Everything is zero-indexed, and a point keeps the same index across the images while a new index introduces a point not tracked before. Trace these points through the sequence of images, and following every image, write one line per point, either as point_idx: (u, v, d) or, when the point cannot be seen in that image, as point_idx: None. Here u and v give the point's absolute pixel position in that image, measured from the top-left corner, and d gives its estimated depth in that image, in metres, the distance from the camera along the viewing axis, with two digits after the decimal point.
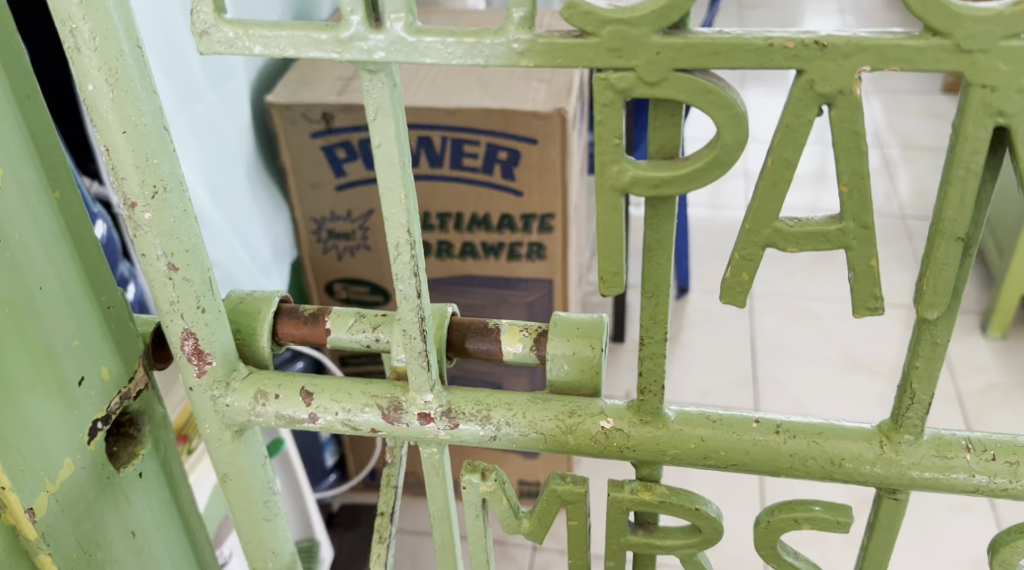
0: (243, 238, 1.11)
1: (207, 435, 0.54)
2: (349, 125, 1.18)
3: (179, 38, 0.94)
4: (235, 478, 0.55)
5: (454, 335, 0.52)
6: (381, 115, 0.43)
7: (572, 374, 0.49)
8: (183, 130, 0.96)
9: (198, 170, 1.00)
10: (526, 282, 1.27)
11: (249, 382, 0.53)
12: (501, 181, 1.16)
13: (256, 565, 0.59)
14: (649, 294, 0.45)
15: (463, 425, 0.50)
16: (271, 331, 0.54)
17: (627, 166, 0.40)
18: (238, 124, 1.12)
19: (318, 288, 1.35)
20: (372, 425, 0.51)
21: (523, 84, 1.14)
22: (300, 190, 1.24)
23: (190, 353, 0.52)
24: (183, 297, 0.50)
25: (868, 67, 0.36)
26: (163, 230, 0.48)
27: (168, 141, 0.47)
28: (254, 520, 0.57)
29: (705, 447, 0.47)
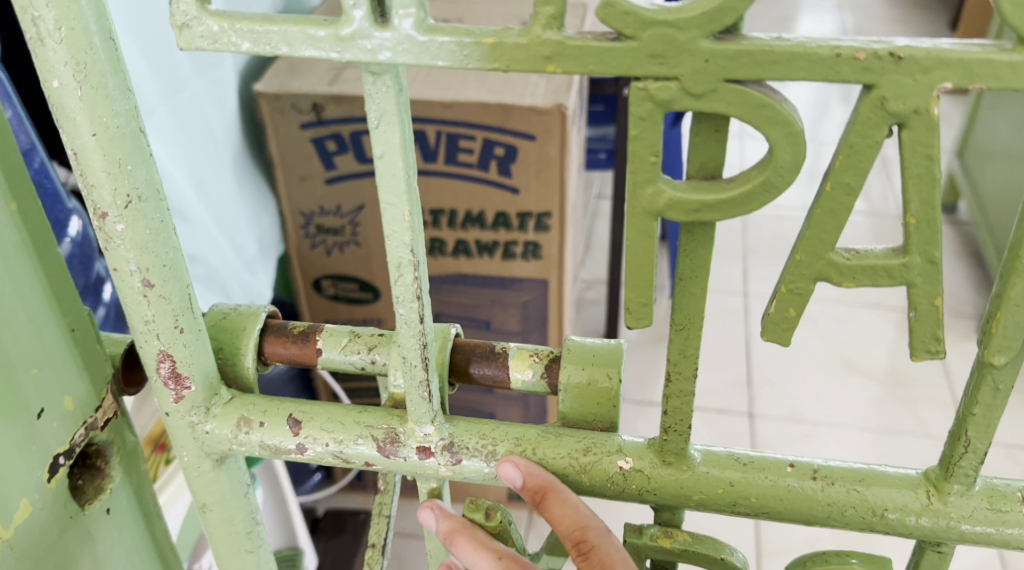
0: (228, 234, 1.06)
1: (184, 463, 0.51)
2: (340, 117, 1.14)
3: (161, 24, 0.91)
4: (215, 509, 0.52)
5: (457, 358, 0.50)
6: (384, 121, 0.40)
7: (587, 406, 0.49)
8: (166, 119, 0.92)
9: (181, 162, 0.95)
10: (521, 283, 1.29)
11: (234, 408, 0.49)
12: (498, 178, 1.17)
13: None
14: (679, 326, 0.44)
15: (467, 461, 0.48)
16: (260, 349, 0.51)
17: (663, 188, 0.39)
18: (224, 113, 1.07)
19: (306, 283, 1.33)
20: (366, 458, 0.49)
21: (522, 78, 1.14)
22: (287, 184, 1.21)
23: (166, 376, 0.48)
24: (159, 316, 0.46)
25: (949, 83, 0.35)
26: (138, 243, 0.44)
27: (145, 150, 0.43)
28: (236, 552, 0.54)
29: (734, 493, 0.46)
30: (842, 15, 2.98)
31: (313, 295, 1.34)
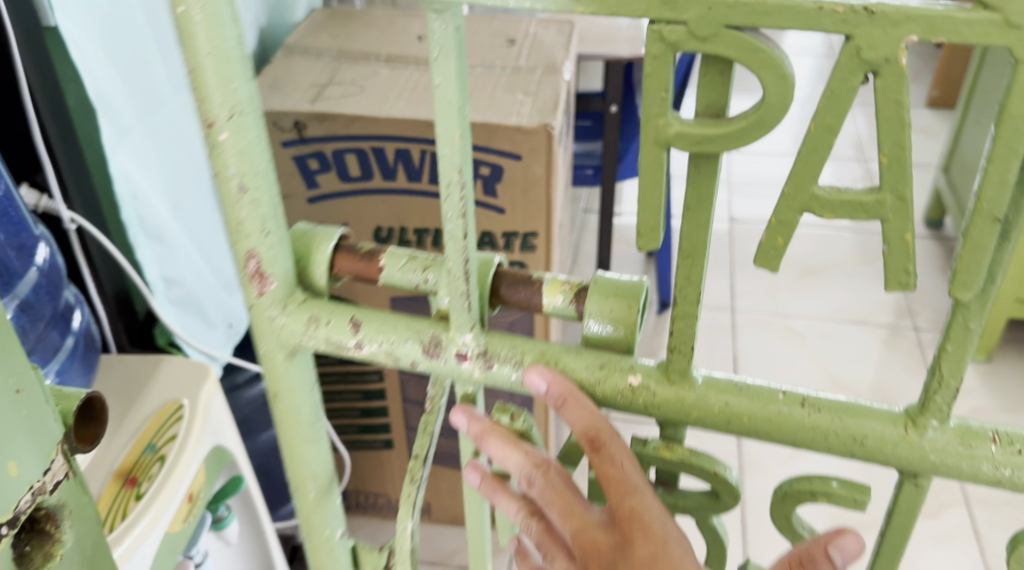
0: (206, 253, 1.09)
1: (263, 351, 0.63)
2: (322, 135, 1.15)
3: (144, 45, 0.95)
4: (283, 395, 0.65)
5: (498, 283, 0.60)
6: (442, 54, 0.50)
7: (609, 331, 0.58)
8: (142, 139, 0.96)
9: (158, 181, 0.99)
10: None
11: (304, 308, 0.62)
12: (483, 197, 1.20)
13: (296, 480, 0.70)
14: (687, 255, 0.53)
15: (495, 365, 0.59)
16: (330, 266, 0.62)
17: (671, 120, 0.46)
18: None
19: None
20: (413, 357, 0.61)
21: (507, 97, 1.17)
22: None
23: (252, 273, 0.60)
24: (250, 219, 0.58)
25: (915, 35, 0.41)
26: (238, 150, 0.56)
27: (240, 76, 0.54)
28: (297, 435, 0.67)
29: (729, 412, 0.55)
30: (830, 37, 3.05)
31: None
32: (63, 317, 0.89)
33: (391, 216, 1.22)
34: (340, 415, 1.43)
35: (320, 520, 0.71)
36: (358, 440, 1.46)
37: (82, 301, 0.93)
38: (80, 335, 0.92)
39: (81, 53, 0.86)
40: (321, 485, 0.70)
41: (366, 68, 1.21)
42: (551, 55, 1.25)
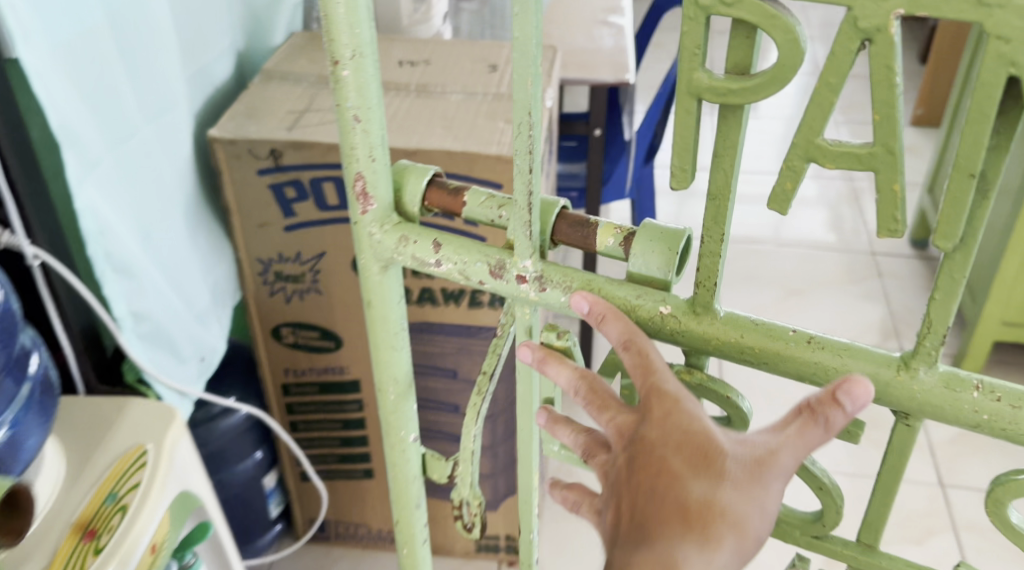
0: (178, 286, 1.01)
1: (360, 263, 0.70)
2: (299, 163, 1.11)
3: (110, 69, 0.88)
4: (376, 304, 0.71)
5: (558, 223, 0.65)
6: (522, 10, 0.55)
7: (649, 269, 0.62)
8: (111, 170, 0.88)
9: (127, 216, 0.91)
10: (489, 331, 1.27)
11: (396, 228, 0.67)
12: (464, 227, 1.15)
13: (380, 387, 0.76)
14: (713, 197, 0.58)
15: (550, 290, 0.64)
16: (423, 198, 0.68)
17: (702, 75, 0.53)
18: (176, 161, 1.02)
19: (263, 330, 1.30)
20: (481, 277, 0.66)
21: (488, 124, 1.14)
22: (245, 230, 1.17)
23: (358, 191, 0.66)
24: (360, 146, 0.64)
25: (902, 10, 0.47)
26: (357, 86, 0.62)
27: (364, 23, 0.60)
28: (385, 346, 0.73)
29: (743, 343, 0.60)
30: (814, 55, 3.16)
31: (273, 342, 1.31)
32: (18, 363, 0.79)
33: None
34: (319, 444, 1.43)
35: (397, 421, 0.76)
36: (336, 470, 1.47)
37: (39, 343, 0.84)
38: (38, 381, 0.82)
39: (43, 85, 0.78)
40: (399, 388, 0.75)
41: None
42: None
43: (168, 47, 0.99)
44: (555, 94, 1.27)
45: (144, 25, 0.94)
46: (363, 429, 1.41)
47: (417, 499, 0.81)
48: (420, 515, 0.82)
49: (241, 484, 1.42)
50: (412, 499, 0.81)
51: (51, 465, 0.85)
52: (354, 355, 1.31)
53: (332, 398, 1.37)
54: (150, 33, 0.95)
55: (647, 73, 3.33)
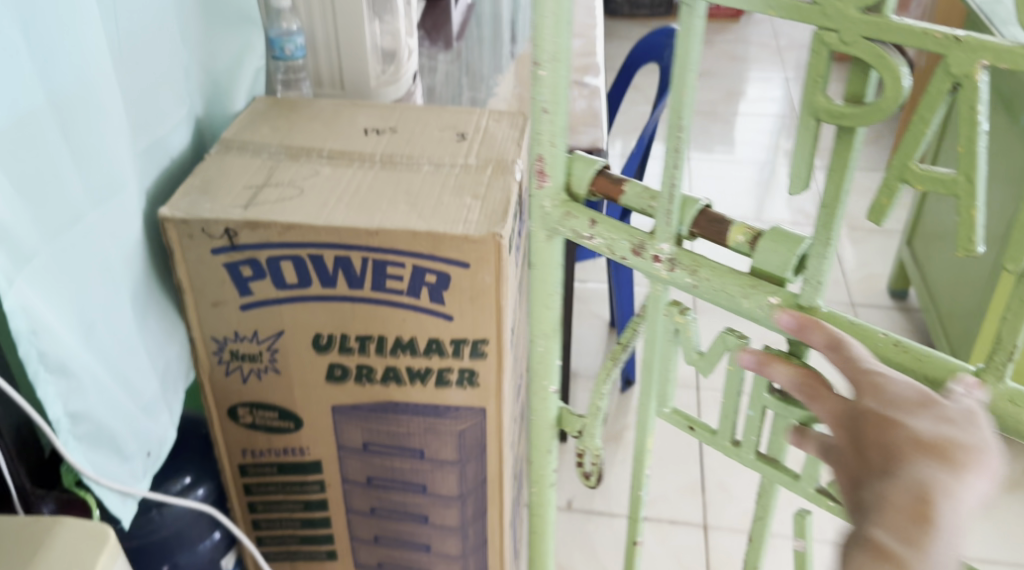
0: (123, 378, 0.95)
1: (534, 230, 0.89)
2: (255, 243, 1.06)
3: (52, 160, 0.83)
4: (539, 266, 0.91)
5: (698, 220, 0.79)
6: (690, 33, 0.71)
7: (762, 262, 0.76)
8: (49, 265, 0.83)
9: (65, 312, 0.85)
10: (456, 411, 1.21)
11: (563, 205, 0.86)
12: (430, 305, 1.10)
13: (536, 335, 0.94)
14: (828, 206, 0.70)
15: (677, 271, 0.80)
16: (590, 183, 0.86)
17: (829, 105, 0.66)
18: (126, 245, 0.97)
19: (219, 411, 1.24)
20: (627, 253, 0.84)
21: (454, 201, 1.09)
22: (199, 309, 1.12)
23: (540, 169, 0.86)
24: (547, 134, 0.83)
25: (986, 61, 0.60)
26: (551, 87, 0.80)
27: (564, 33, 0.78)
28: (545, 299, 0.92)
29: (836, 334, 0.74)
30: None
31: (229, 423, 1.25)
32: None
33: (329, 324, 1.12)
34: (280, 526, 1.36)
35: (541, 370, 0.96)
36: (298, 550, 1.40)
37: None
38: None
39: None
40: (547, 340, 0.94)
41: (307, 166, 1.15)
42: (502, 151, 1.19)
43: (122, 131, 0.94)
44: (525, 162, 1.22)
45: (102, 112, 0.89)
46: (326, 509, 1.34)
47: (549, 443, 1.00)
48: (551, 458, 1.02)
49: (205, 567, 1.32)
50: (544, 442, 1.00)
51: None
52: (316, 436, 1.25)
53: (291, 479, 1.31)
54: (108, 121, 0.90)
55: (624, 116, 3.32)
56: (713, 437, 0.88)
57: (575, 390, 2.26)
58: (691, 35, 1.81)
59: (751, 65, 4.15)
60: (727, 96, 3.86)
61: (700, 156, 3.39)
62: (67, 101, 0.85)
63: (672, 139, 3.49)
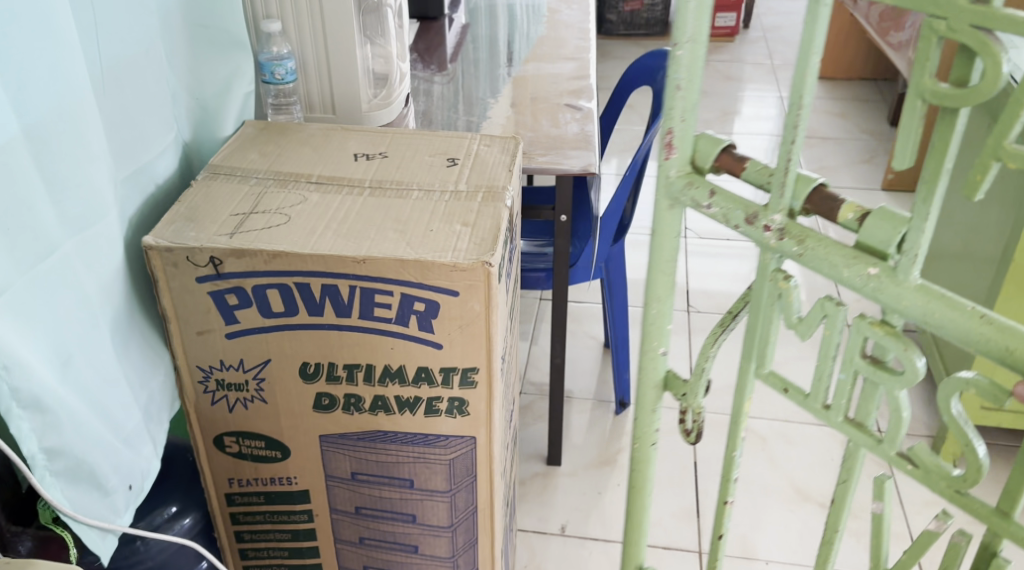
0: (102, 407, 0.94)
1: (656, 199, 0.82)
2: (240, 271, 1.04)
3: (28, 191, 0.82)
4: (661, 235, 0.83)
5: (816, 193, 0.70)
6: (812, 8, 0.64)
7: (873, 232, 0.66)
8: (22, 296, 0.82)
9: (40, 342, 0.84)
10: (446, 439, 1.19)
11: (686, 176, 0.79)
12: (419, 333, 1.08)
13: (653, 302, 0.86)
14: (926, 184, 0.62)
15: (787, 242, 0.71)
16: (713, 160, 0.77)
17: (936, 84, 0.59)
18: (101, 274, 0.95)
19: (206, 440, 1.22)
20: (740, 222, 0.75)
21: (444, 228, 1.07)
22: (184, 337, 1.11)
23: (666, 140, 0.78)
24: (678, 105, 0.75)
25: None
26: (688, 65, 0.74)
27: (708, 17, 0.72)
28: (665, 270, 0.84)
29: (924, 306, 0.64)
30: None
31: (215, 452, 1.22)
32: None
33: (316, 352, 1.11)
34: (267, 556, 1.34)
35: (653, 332, 0.87)
36: None
37: None
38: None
39: None
40: (662, 302, 0.86)
41: (295, 193, 1.14)
42: (493, 177, 1.17)
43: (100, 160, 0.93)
44: (516, 187, 1.21)
45: (75, 141, 0.88)
46: (314, 539, 1.32)
47: (653, 402, 0.91)
48: (656, 420, 0.93)
49: None
50: (649, 402, 0.92)
51: None
52: (304, 465, 1.23)
53: (279, 508, 1.29)
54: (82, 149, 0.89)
55: (619, 135, 3.32)
56: (806, 399, 0.78)
57: (570, 412, 2.25)
58: None
59: (745, 84, 4.15)
60: (722, 116, 3.86)
61: None
62: (46, 129, 0.84)
63: None
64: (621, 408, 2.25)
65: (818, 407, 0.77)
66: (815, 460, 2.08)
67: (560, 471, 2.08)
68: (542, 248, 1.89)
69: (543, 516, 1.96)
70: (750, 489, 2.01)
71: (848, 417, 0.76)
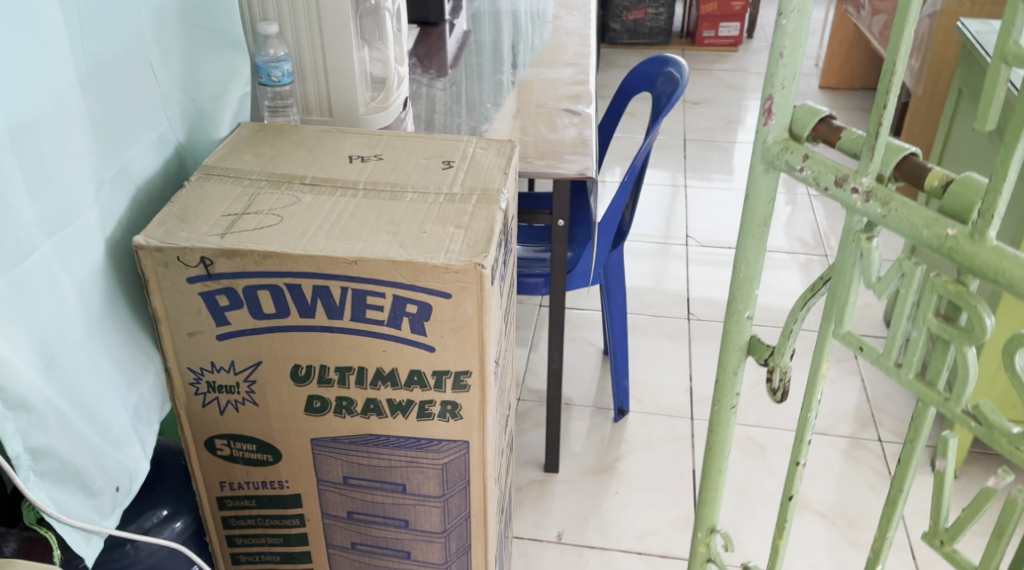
0: (89, 407, 0.93)
1: (752, 164, 0.83)
2: (231, 272, 1.03)
3: (9, 190, 0.82)
4: (753, 200, 0.85)
5: (906, 161, 0.72)
6: None
7: (955, 197, 0.68)
8: (6, 293, 0.82)
9: (24, 343, 0.84)
10: (439, 444, 1.18)
11: (783, 142, 0.80)
12: (411, 335, 1.07)
13: (740, 267, 0.88)
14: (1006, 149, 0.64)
15: (872, 205, 0.73)
16: (813, 129, 0.79)
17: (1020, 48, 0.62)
18: (81, 275, 0.94)
19: (197, 443, 1.21)
20: (828, 185, 0.76)
21: (437, 230, 1.07)
22: (174, 339, 1.10)
23: (767, 107, 0.80)
24: (780, 72, 0.77)
25: None
26: (791, 33, 0.75)
27: None
28: (757, 237, 0.86)
29: (995, 269, 0.66)
30: None
31: (206, 455, 1.21)
32: None
33: (308, 354, 1.10)
34: (259, 561, 1.33)
35: (741, 295, 0.89)
36: None
37: None
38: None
39: None
40: (752, 266, 0.87)
41: (288, 194, 1.13)
42: (488, 179, 1.17)
43: (78, 158, 0.92)
44: (512, 191, 1.20)
45: (53, 139, 0.87)
46: (305, 544, 1.31)
47: (737, 364, 0.93)
48: (738, 381, 0.95)
49: None
50: (732, 364, 0.93)
51: None
52: (296, 468, 1.22)
53: (271, 512, 1.28)
54: (59, 148, 0.89)
55: (621, 143, 3.31)
56: (877, 358, 0.78)
57: (569, 419, 2.24)
58: (684, 64, 1.79)
59: (749, 94, 4.15)
60: (724, 125, 3.86)
61: (698, 185, 3.37)
62: (27, 125, 0.84)
63: (669, 167, 3.48)
64: (620, 415, 2.23)
65: (889, 367, 0.78)
66: (814, 469, 2.08)
67: (557, 478, 2.06)
68: (540, 254, 1.88)
69: (539, 523, 1.95)
70: (749, 498, 1.99)
71: (917, 376, 0.77)
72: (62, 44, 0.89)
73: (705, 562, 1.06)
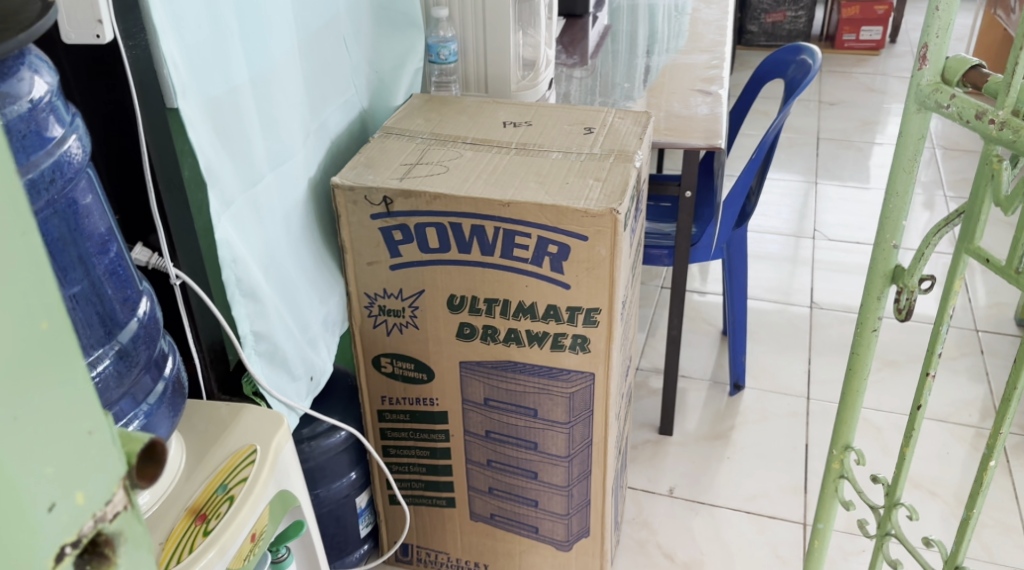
0: (292, 308, 1.16)
1: (907, 104, 1.02)
2: (407, 210, 1.25)
3: (248, 127, 1.03)
4: (907, 133, 1.03)
5: None
6: None
7: None
8: (243, 208, 1.03)
9: (253, 250, 1.06)
10: (569, 374, 1.36)
11: (934, 83, 0.99)
12: (551, 273, 1.26)
13: (892, 199, 1.07)
14: None
15: (1003, 130, 0.90)
16: (962, 75, 0.98)
17: None
18: (292, 204, 1.17)
19: (366, 359, 1.43)
20: (969, 117, 0.94)
21: (579, 182, 1.25)
22: (356, 267, 1.33)
23: (922, 54, 0.99)
24: (936, 25, 0.96)
25: None
26: None
27: None
28: (905, 169, 1.05)
29: None
30: None
31: (372, 370, 1.44)
32: (156, 365, 0.93)
33: (463, 286, 1.30)
34: (408, 471, 1.55)
35: (890, 225, 1.08)
36: (421, 496, 1.58)
37: (174, 351, 0.98)
38: (171, 383, 0.96)
39: (195, 134, 0.93)
40: (901, 197, 1.06)
41: (452, 150, 1.34)
42: (625, 143, 1.34)
43: (293, 106, 1.14)
44: (645, 155, 1.37)
45: (275, 89, 1.09)
46: (449, 458, 1.52)
47: (880, 288, 1.11)
48: (880, 305, 1.14)
49: (339, 499, 1.52)
50: (876, 290, 1.12)
51: (176, 454, 0.97)
52: (446, 388, 1.43)
53: (422, 427, 1.49)
54: (281, 96, 1.10)
55: (751, 140, 3.41)
56: (1002, 268, 0.97)
57: (687, 390, 2.38)
58: (817, 51, 1.90)
59: (889, 98, 4.15)
60: (860, 127, 3.88)
61: (831, 185, 3.43)
62: (261, 75, 1.05)
63: (800, 166, 3.55)
64: (735, 390, 2.35)
65: (1012, 274, 0.96)
66: (927, 451, 2.15)
67: (671, 440, 2.21)
68: (665, 229, 2.03)
69: (652, 478, 2.11)
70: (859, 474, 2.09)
71: None
72: (286, 13, 1.11)
73: (837, 477, 1.26)
